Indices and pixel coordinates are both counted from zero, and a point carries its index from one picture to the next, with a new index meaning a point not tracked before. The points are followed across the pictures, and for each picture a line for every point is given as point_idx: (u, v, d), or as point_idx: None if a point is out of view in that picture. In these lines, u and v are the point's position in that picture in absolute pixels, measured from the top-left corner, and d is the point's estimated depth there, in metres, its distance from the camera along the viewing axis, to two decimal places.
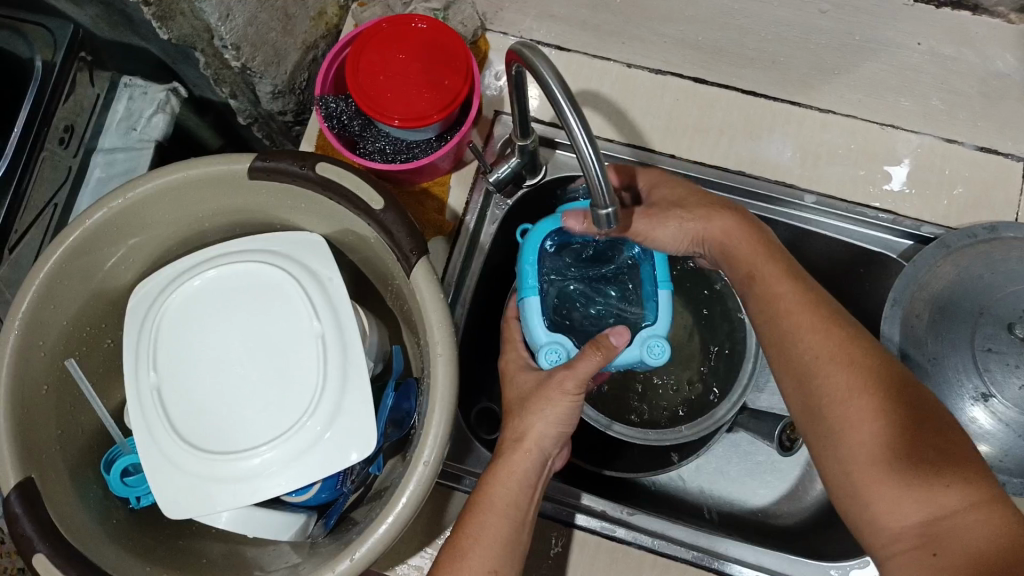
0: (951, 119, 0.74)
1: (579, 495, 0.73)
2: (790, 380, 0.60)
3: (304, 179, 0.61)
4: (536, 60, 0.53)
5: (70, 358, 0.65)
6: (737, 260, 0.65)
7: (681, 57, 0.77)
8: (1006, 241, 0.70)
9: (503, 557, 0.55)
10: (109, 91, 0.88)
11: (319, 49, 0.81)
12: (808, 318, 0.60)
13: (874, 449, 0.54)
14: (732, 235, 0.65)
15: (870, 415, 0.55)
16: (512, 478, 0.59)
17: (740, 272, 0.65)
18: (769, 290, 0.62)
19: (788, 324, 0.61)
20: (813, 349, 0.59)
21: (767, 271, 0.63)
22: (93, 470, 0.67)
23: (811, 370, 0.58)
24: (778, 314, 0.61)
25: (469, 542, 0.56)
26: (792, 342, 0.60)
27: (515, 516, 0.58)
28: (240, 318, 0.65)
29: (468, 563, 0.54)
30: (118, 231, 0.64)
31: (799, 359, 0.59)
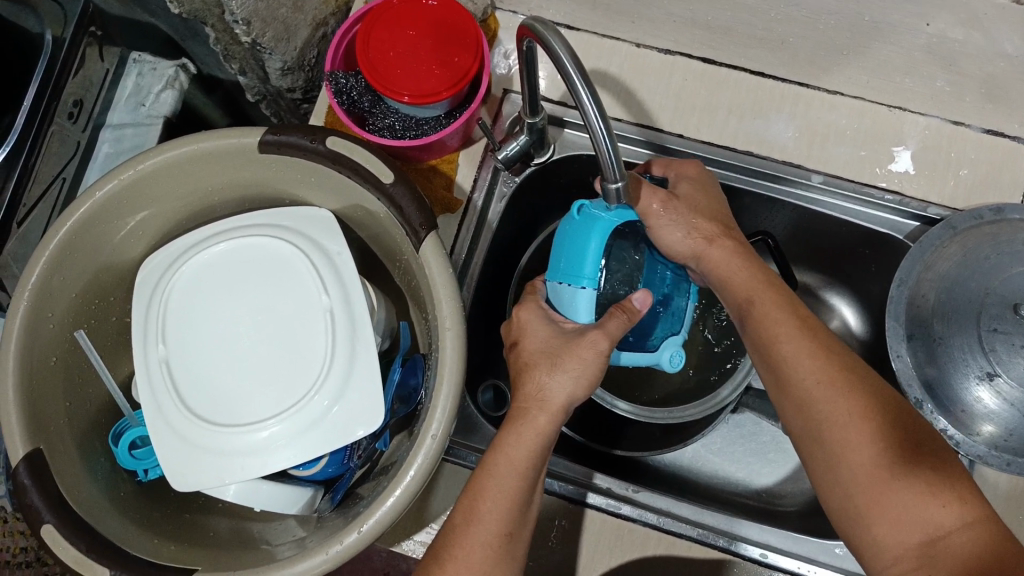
0: (959, 101, 0.76)
1: (590, 474, 0.73)
2: (787, 407, 0.59)
3: (315, 155, 0.61)
4: (546, 33, 0.52)
5: (79, 329, 0.65)
6: (732, 286, 0.64)
7: (690, 37, 0.80)
8: (1012, 223, 0.70)
9: (513, 516, 0.56)
10: (118, 66, 0.88)
11: (328, 26, 0.82)
12: (804, 344, 0.59)
13: (875, 468, 0.54)
14: (731, 260, 0.65)
15: (869, 435, 0.55)
16: (531, 441, 0.58)
17: (737, 297, 0.64)
18: (770, 314, 0.61)
19: (787, 349, 0.59)
20: (810, 375, 0.58)
21: (763, 299, 0.62)
22: (102, 443, 0.67)
23: (808, 396, 0.58)
24: (775, 337, 0.60)
25: (484, 506, 0.56)
26: (790, 367, 0.59)
27: (529, 477, 0.57)
28: (239, 309, 0.65)
29: (483, 526, 0.55)
30: (128, 202, 0.63)
31: (793, 384, 0.59)
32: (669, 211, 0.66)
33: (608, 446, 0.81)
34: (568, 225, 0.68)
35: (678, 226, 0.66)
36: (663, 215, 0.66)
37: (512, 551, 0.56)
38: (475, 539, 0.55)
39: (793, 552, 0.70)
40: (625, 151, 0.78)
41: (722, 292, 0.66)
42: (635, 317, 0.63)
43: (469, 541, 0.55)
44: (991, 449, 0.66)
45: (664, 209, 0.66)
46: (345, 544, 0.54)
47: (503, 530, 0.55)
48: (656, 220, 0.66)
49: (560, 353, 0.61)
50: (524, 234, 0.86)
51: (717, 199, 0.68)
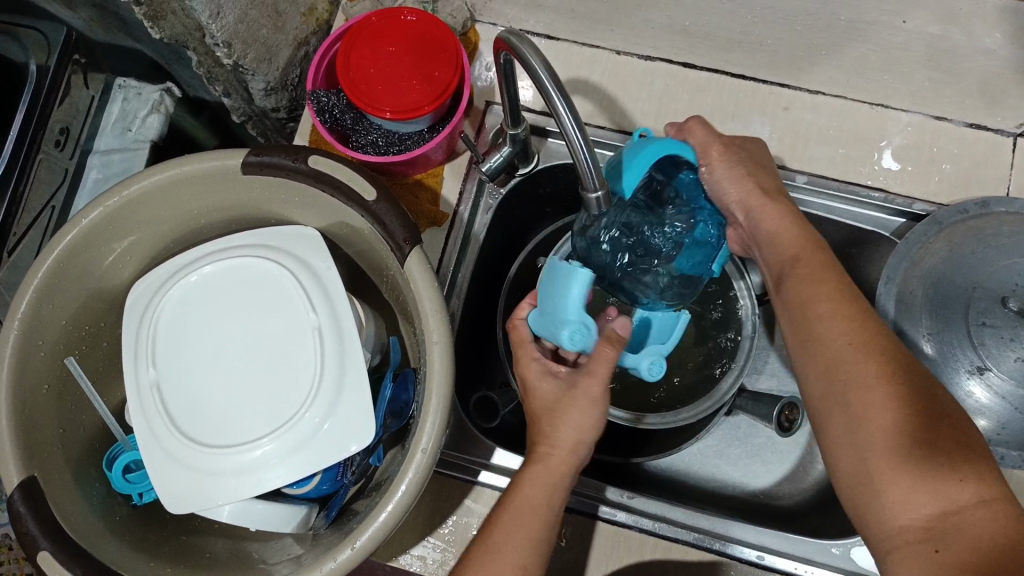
0: (937, 96, 0.75)
1: (601, 487, 0.72)
2: (813, 366, 0.57)
3: (297, 173, 0.62)
4: (523, 47, 0.52)
5: (70, 356, 0.65)
6: (777, 246, 0.64)
7: (669, 42, 0.78)
8: (1000, 216, 0.70)
9: (531, 550, 0.56)
10: (103, 92, 0.89)
11: (310, 44, 0.82)
12: (840, 305, 0.58)
13: (897, 437, 0.52)
14: (782, 218, 0.64)
15: (893, 403, 0.53)
16: (547, 483, 0.59)
17: (781, 254, 0.63)
18: (809, 274, 0.60)
19: (821, 310, 0.58)
20: (841, 336, 0.56)
21: (803, 262, 0.61)
22: (96, 468, 0.67)
23: (837, 358, 0.56)
24: (813, 299, 0.59)
25: (500, 541, 0.56)
26: (822, 327, 0.57)
27: (544, 516, 0.58)
28: (249, 311, 0.65)
29: (500, 560, 0.55)
30: (115, 228, 0.64)
31: (821, 345, 0.57)
32: (724, 160, 0.67)
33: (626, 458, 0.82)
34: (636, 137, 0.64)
35: (735, 172, 0.67)
36: (726, 156, 0.67)
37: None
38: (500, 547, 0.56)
39: (789, 554, 0.70)
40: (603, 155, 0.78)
41: (767, 252, 0.65)
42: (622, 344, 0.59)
43: (496, 545, 0.56)
44: (986, 443, 0.66)
45: (728, 151, 0.67)
46: (338, 561, 0.54)
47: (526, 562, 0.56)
48: (716, 162, 0.67)
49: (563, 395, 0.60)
50: (514, 243, 0.87)
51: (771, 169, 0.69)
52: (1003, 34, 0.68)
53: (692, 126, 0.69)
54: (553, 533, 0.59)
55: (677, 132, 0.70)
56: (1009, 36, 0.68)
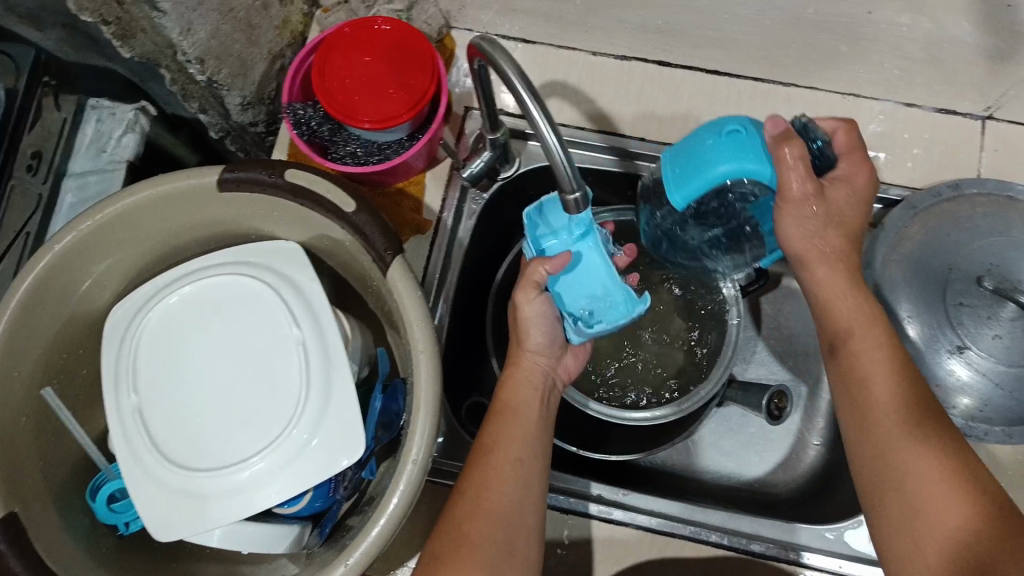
0: (910, 85, 0.74)
1: (584, 484, 0.73)
2: (867, 452, 0.58)
3: (275, 188, 0.61)
4: (495, 53, 0.53)
5: (47, 387, 0.64)
6: (830, 319, 0.62)
7: (643, 42, 0.76)
8: (970, 199, 0.72)
9: (522, 446, 0.62)
10: (76, 114, 0.87)
11: (286, 57, 0.82)
12: (898, 393, 0.58)
13: (957, 532, 0.52)
14: (841, 285, 0.62)
15: (952, 499, 0.53)
16: (524, 387, 0.66)
17: (832, 329, 0.63)
18: (864, 354, 0.60)
19: (878, 394, 0.58)
20: (896, 422, 0.57)
21: (860, 340, 0.60)
22: (80, 499, 0.66)
23: (892, 445, 0.57)
24: (865, 380, 0.59)
25: (490, 441, 0.62)
26: (876, 413, 0.58)
27: (528, 416, 0.64)
28: (250, 376, 0.63)
29: (493, 458, 0.61)
30: (90, 253, 0.63)
31: (875, 432, 0.58)
32: (810, 194, 0.59)
33: (596, 448, 0.83)
34: (725, 130, 0.59)
35: (806, 225, 0.61)
36: (799, 209, 0.60)
37: (529, 479, 0.60)
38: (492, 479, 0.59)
39: (785, 542, 0.71)
40: (586, 156, 0.80)
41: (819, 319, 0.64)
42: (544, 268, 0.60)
43: (490, 475, 0.60)
44: (968, 421, 0.67)
45: (803, 201, 0.60)
46: None
47: (523, 460, 0.61)
48: (788, 205, 0.60)
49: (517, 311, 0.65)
50: (500, 247, 0.87)
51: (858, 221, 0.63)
52: (976, 26, 0.62)
53: (784, 154, 0.58)
54: (540, 520, 0.61)
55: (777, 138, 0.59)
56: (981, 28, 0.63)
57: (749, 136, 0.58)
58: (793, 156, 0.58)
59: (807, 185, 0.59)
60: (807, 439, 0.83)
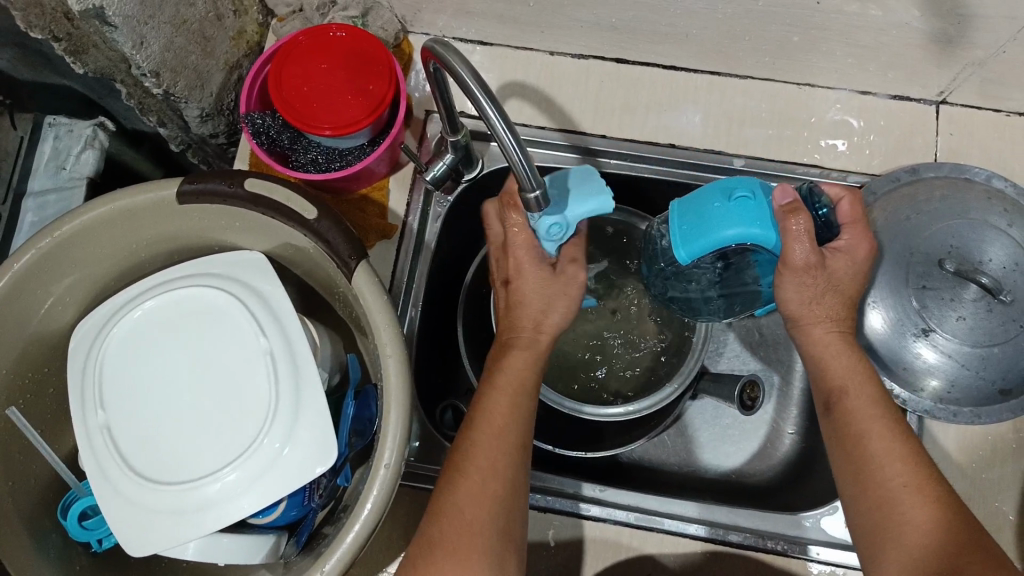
0: (862, 74, 0.76)
1: (579, 485, 0.73)
2: (866, 502, 0.58)
3: (233, 198, 0.61)
4: (449, 56, 0.52)
5: (12, 406, 0.62)
6: (828, 372, 0.62)
7: (599, 40, 0.77)
8: (928, 182, 0.73)
9: (518, 426, 0.61)
10: (33, 132, 0.87)
11: (243, 67, 0.82)
12: (893, 447, 0.58)
13: None
14: (834, 342, 0.63)
15: (951, 551, 0.53)
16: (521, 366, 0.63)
17: (830, 384, 0.63)
18: (862, 409, 0.60)
19: (875, 448, 0.59)
20: (894, 476, 0.57)
21: (857, 397, 0.61)
22: (51, 519, 0.64)
23: (893, 496, 0.57)
24: (864, 436, 0.59)
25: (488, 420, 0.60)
26: (871, 464, 0.58)
27: (523, 394, 0.62)
28: (222, 395, 0.62)
29: (491, 435, 0.60)
30: (50, 271, 0.62)
31: (873, 484, 0.58)
32: (812, 264, 0.60)
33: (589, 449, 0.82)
34: (735, 192, 0.61)
35: (803, 291, 0.61)
36: (800, 277, 0.60)
37: (523, 467, 0.60)
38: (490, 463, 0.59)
39: (764, 531, 0.71)
40: (550, 156, 0.80)
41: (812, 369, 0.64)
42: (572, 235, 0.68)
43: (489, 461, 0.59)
44: (936, 403, 0.68)
45: (806, 270, 0.60)
46: None
47: (520, 442, 0.60)
48: (787, 271, 0.61)
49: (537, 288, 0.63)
50: (468, 249, 0.87)
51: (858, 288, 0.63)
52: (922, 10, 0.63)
53: (791, 224, 0.59)
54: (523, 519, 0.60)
55: (786, 205, 0.60)
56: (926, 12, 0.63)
57: (757, 204, 0.60)
58: (798, 229, 0.59)
59: (811, 255, 0.59)
60: (781, 427, 0.84)
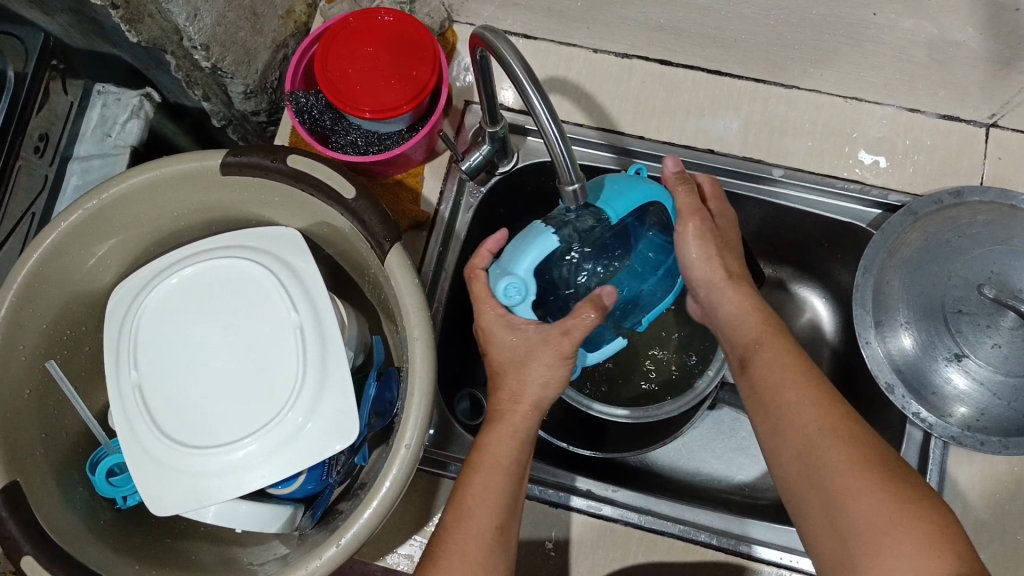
0: (911, 91, 0.74)
1: (572, 478, 0.74)
2: (785, 450, 0.56)
3: (276, 172, 0.62)
4: (498, 44, 0.52)
5: (51, 359, 0.64)
6: (742, 333, 0.63)
7: (645, 39, 0.77)
8: (972, 205, 0.71)
9: (504, 510, 0.57)
10: (82, 98, 0.88)
11: (289, 47, 0.83)
12: (808, 390, 0.56)
13: (875, 522, 0.49)
14: (746, 303, 0.64)
15: (866, 488, 0.50)
16: (514, 437, 0.60)
17: (739, 347, 0.63)
18: (772, 360, 0.59)
19: (790, 394, 0.57)
20: (811, 420, 0.55)
21: (768, 349, 0.60)
22: (79, 474, 0.66)
23: (810, 442, 0.54)
24: (777, 381, 0.58)
25: (471, 504, 0.57)
26: (788, 410, 0.56)
27: (512, 473, 0.59)
28: (250, 363, 0.63)
29: (471, 522, 0.56)
30: (95, 231, 0.64)
31: (787, 430, 0.56)
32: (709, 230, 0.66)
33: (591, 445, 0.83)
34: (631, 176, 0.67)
35: (706, 253, 0.65)
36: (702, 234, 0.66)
37: (505, 547, 0.57)
38: (466, 534, 0.56)
39: (774, 543, 0.71)
40: (586, 154, 0.80)
41: (730, 335, 0.65)
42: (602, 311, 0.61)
43: (462, 538, 0.56)
44: (964, 430, 0.66)
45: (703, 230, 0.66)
46: (324, 559, 0.54)
47: (505, 529, 0.57)
48: (694, 233, 0.66)
49: (530, 354, 0.61)
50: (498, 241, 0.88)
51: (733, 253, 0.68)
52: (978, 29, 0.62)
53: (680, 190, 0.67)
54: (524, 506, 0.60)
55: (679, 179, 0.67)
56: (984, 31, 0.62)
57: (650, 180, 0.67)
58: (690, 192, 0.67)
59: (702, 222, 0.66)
60: None
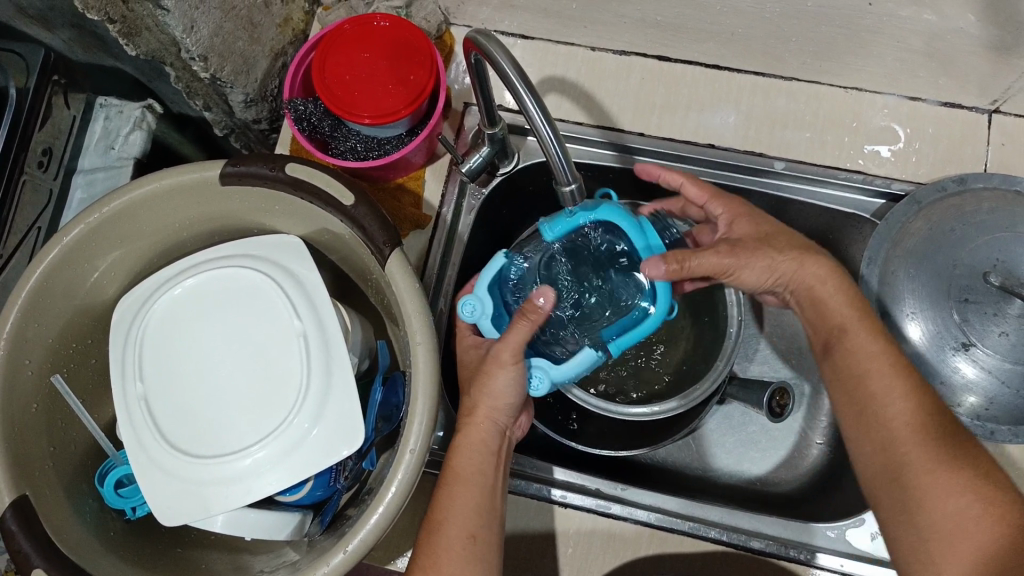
0: (913, 80, 0.74)
1: (551, 470, 0.74)
2: (869, 441, 0.59)
3: (274, 181, 0.62)
4: (492, 49, 0.52)
5: (57, 374, 0.65)
6: (827, 315, 0.64)
7: (643, 36, 0.77)
8: (975, 193, 0.70)
9: (478, 519, 0.59)
10: (85, 112, 0.89)
11: (288, 55, 0.83)
12: (896, 383, 0.59)
13: (962, 522, 0.53)
14: (828, 286, 0.64)
15: (955, 487, 0.54)
16: (477, 450, 0.62)
17: (830, 324, 0.63)
18: (860, 353, 0.61)
19: (876, 387, 0.59)
20: (901, 416, 0.58)
21: (857, 336, 0.61)
22: (88, 485, 0.67)
23: (897, 438, 0.57)
24: (863, 373, 0.60)
25: (446, 515, 0.59)
26: (879, 403, 0.59)
27: (485, 485, 0.61)
28: (255, 371, 0.64)
29: (447, 535, 0.58)
30: (97, 245, 0.64)
31: (874, 423, 0.59)
32: (740, 256, 0.64)
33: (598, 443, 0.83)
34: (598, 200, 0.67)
35: (758, 270, 0.65)
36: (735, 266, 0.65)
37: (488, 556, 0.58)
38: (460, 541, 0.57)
39: (784, 537, 0.70)
40: (588, 152, 0.80)
41: (812, 318, 0.65)
42: (538, 315, 0.62)
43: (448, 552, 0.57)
44: (973, 419, 0.65)
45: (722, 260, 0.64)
46: (332, 565, 0.54)
47: (482, 541, 0.58)
48: (738, 269, 0.65)
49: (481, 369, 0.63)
50: (501, 241, 0.88)
51: (777, 230, 0.67)
52: (978, 16, 0.61)
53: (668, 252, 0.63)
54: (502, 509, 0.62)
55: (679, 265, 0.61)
56: (984, 18, 0.61)
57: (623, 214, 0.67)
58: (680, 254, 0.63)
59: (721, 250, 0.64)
60: (808, 436, 0.84)
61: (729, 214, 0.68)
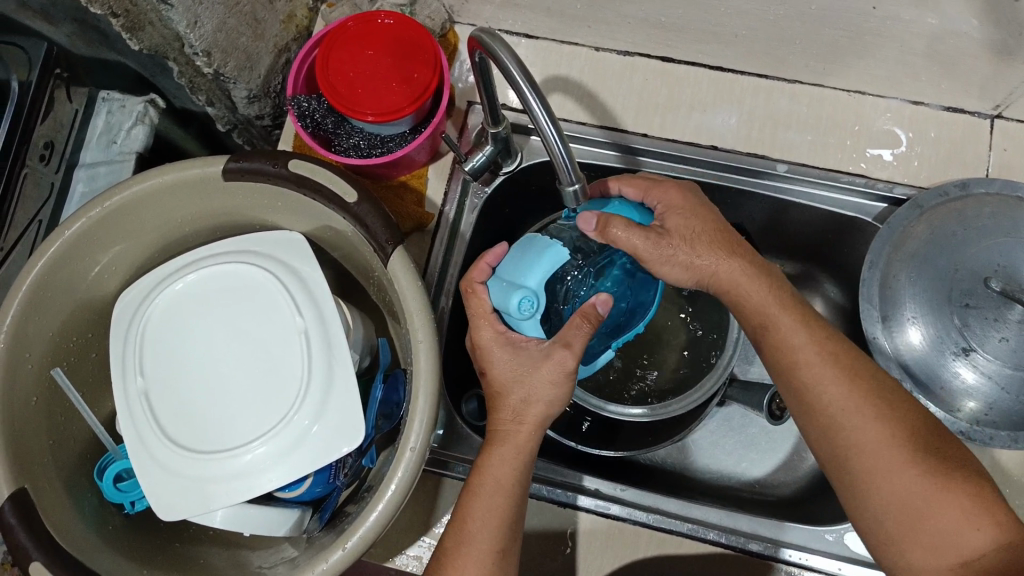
0: (916, 84, 0.74)
1: (580, 477, 0.73)
2: (814, 429, 0.59)
3: (277, 177, 0.62)
4: (496, 47, 0.52)
5: (57, 367, 0.65)
6: (744, 310, 0.63)
7: (647, 36, 0.77)
8: (978, 198, 0.70)
9: (488, 521, 0.58)
10: (88, 105, 0.89)
11: (291, 51, 0.83)
12: (827, 369, 0.59)
13: (909, 497, 0.55)
14: (750, 285, 0.62)
15: (901, 464, 0.55)
16: (517, 458, 0.61)
17: (750, 321, 0.63)
18: (782, 343, 0.61)
19: (807, 375, 0.59)
20: (836, 400, 0.58)
21: (783, 321, 0.61)
22: (87, 478, 0.66)
23: (836, 423, 0.58)
24: (794, 364, 0.60)
25: (475, 524, 0.58)
26: (817, 390, 0.59)
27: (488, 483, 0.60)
28: (256, 367, 0.64)
29: (473, 544, 0.57)
30: (99, 239, 0.64)
31: (815, 410, 0.59)
32: (664, 249, 0.61)
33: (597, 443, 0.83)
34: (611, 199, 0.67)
35: (676, 264, 0.62)
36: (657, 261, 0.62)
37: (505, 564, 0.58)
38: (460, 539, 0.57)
39: (783, 540, 0.70)
40: (590, 151, 0.80)
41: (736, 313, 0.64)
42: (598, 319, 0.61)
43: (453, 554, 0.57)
44: (973, 424, 0.66)
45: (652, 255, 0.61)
46: (331, 562, 0.54)
47: (492, 546, 0.58)
48: (655, 262, 0.62)
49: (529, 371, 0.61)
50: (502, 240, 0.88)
51: (713, 221, 0.63)
52: (981, 20, 0.61)
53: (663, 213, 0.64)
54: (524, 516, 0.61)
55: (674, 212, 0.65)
56: (987, 23, 0.61)
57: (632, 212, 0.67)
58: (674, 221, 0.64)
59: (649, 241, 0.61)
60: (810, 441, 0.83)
61: (665, 206, 0.64)
